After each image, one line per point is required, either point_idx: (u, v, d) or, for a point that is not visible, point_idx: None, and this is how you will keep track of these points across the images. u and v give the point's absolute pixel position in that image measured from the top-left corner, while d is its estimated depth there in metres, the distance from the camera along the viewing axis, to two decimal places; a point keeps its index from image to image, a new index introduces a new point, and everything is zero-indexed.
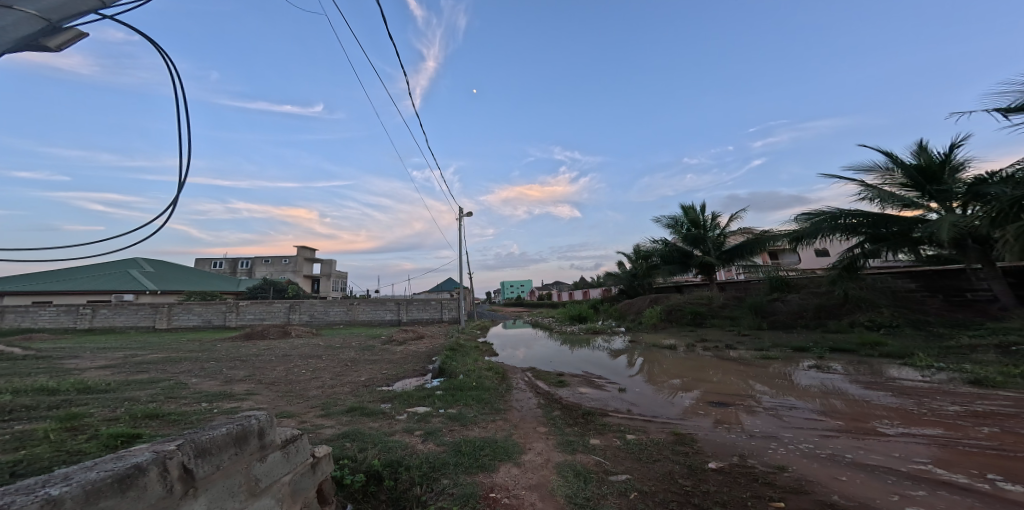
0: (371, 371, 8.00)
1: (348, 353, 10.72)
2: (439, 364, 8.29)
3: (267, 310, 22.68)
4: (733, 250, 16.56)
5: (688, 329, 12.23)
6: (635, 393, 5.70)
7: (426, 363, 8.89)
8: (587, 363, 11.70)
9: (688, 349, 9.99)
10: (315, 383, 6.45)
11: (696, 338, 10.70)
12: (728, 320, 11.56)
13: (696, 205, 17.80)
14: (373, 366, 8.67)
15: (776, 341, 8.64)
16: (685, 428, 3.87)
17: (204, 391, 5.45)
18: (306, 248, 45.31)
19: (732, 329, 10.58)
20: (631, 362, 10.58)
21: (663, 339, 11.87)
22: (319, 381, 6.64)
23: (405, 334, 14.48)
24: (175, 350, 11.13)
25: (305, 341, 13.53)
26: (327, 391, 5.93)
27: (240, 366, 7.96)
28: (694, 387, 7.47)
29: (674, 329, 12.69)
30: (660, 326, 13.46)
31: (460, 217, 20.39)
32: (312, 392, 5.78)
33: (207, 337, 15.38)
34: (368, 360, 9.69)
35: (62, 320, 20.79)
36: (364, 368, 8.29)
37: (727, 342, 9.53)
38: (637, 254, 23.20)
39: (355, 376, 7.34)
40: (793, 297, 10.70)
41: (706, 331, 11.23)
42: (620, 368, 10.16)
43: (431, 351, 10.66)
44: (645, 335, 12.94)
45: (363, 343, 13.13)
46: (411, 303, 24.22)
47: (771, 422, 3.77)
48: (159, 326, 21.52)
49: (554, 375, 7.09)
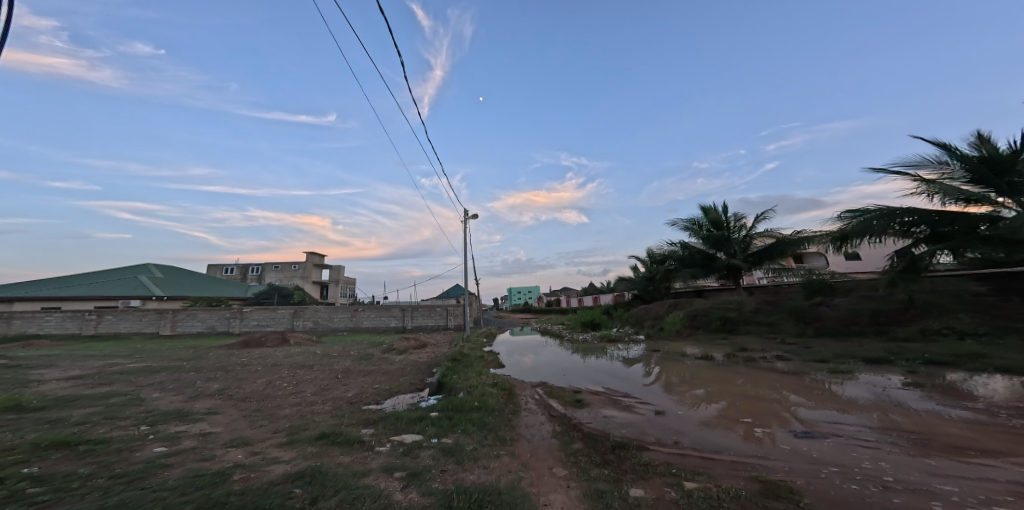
0: (362, 385, 7.09)
1: (342, 363, 9.88)
2: (438, 377, 7.34)
3: (271, 317, 22.18)
4: (760, 252, 15.31)
5: (717, 338, 11.01)
6: (674, 418, 4.66)
7: (424, 376, 7.96)
8: (600, 373, 10.49)
9: (722, 361, 8.82)
10: (292, 401, 5.56)
11: (729, 349, 9.51)
12: (763, 327, 10.37)
13: (719, 205, 16.68)
14: (366, 379, 7.78)
15: (829, 353, 7.46)
16: (769, 471, 2.83)
17: (157, 409, 4.61)
18: (315, 253, 45.36)
19: (769, 339, 9.38)
20: (652, 373, 9.40)
21: (688, 350, 10.70)
22: (299, 397, 5.76)
23: (407, 342, 13.60)
24: (162, 358, 10.47)
25: (301, 349, 12.78)
26: (302, 411, 5.03)
27: (219, 377, 7.16)
28: (720, 399, 6.66)
29: (699, 338, 11.48)
30: (683, 335, 12.28)
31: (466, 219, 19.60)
32: (283, 412, 4.88)
33: (203, 344, 14.75)
34: (362, 371, 8.81)
35: (67, 326, 20.59)
36: (355, 382, 7.39)
37: (768, 354, 8.35)
38: (652, 257, 22.05)
39: (342, 391, 6.45)
40: (841, 301, 9.46)
41: (738, 341, 10.05)
42: (639, 380, 9.01)
43: (432, 362, 9.74)
44: (667, 345, 11.76)
45: (361, 352, 12.31)
46: (417, 309, 23.45)
47: (900, 465, 2.68)
48: (162, 332, 21.20)
49: (570, 393, 6.09)
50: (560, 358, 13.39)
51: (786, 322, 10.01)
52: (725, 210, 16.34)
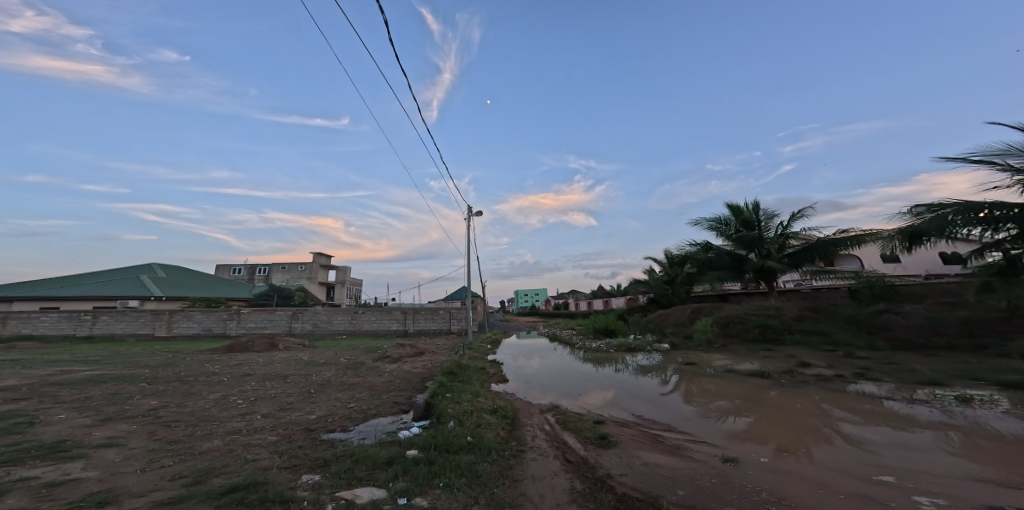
0: (334, 403, 5.83)
1: (325, 373, 8.69)
2: (428, 396, 6.06)
3: (269, 319, 21.29)
4: (797, 253, 13.72)
5: (758, 351, 9.52)
6: (752, 469, 3.29)
7: (413, 393, 6.71)
8: (617, 390, 8.93)
9: (774, 383, 7.35)
10: (231, 428, 4.31)
11: (778, 366, 8.05)
12: (817, 338, 8.85)
13: (750, 202, 15.16)
14: (345, 394, 6.54)
15: (923, 373, 6.00)
16: None
17: (32, 441, 3.41)
18: (321, 254, 44.79)
19: (830, 354, 7.89)
20: (686, 397, 7.86)
21: (725, 365, 9.21)
22: (244, 423, 4.52)
23: (403, 348, 12.39)
24: (130, 364, 9.42)
25: (287, 355, 11.66)
26: (232, 446, 3.75)
27: (167, 391, 6.00)
28: (746, 412, 6.36)
29: (737, 351, 9.96)
30: (715, 345, 10.79)
31: (470, 216, 18.36)
32: (206, 447, 3.61)
33: (188, 348, 13.77)
34: (343, 383, 7.58)
35: (62, 327, 20.03)
36: (328, 398, 6.14)
37: (834, 374, 6.88)
38: (670, 258, 20.53)
39: (306, 411, 5.20)
40: (914, 309, 7.92)
41: (787, 356, 8.55)
42: (671, 404, 7.49)
43: (426, 374, 8.48)
44: (697, 358, 10.28)
45: (351, 359, 11.13)
46: (419, 312, 22.30)
47: None
48: (158, 334, 20.50)
49: (593, 425, 4.78)
50: (569, 366, 12.09)
51: (845, 334, 8.49)
52: (757, 207, 14.82)
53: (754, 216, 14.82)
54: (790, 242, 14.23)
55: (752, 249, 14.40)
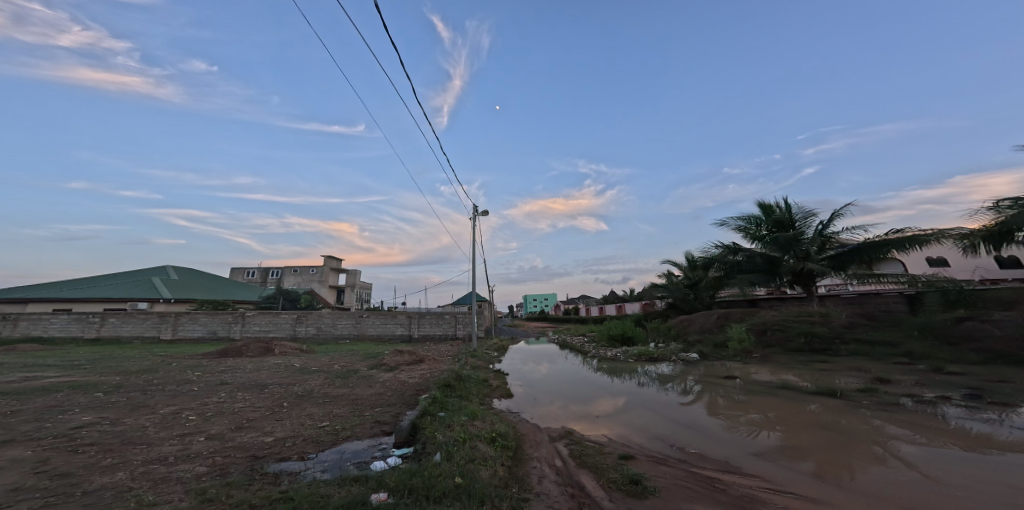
0: (301, 421, 4.85)
1: (309, 383, 7.79)
2: (414, 417, 5.08)
3: (274, 322, 20.86)
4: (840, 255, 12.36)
5: (810, 362, 8.21)
6: None
7: (399, 411, 5.72)
8: (643, 410, 7.61)
9: (850, 405, 6.00)
10: (154, 451, 3.33)
11: (847, 382, 6.73)
12: (884, 350, 7.56)
13: (782, 201, 13.96)
14: (320, 408, 5.59)
15: None
16: None
17: None
18: (332, 258, 44.82)
19: (911, 370, 6.58)
20: (733, 422, 6.49)
21: (773, 379, 7.88)
22: (176, 445, 3.56)
23: (402, 355, 11.50)
24: (107, 369, 8.74)
25: (277, 362, 10.86)
26: (135, 480, 2.76)
27: (119, 403, 5.16)
28: (778, 425, 5.89)
29: (783, 362, 8.65)
30: (753, 355, 9.50)
31: (476, 217, 17.56)
32: (98, 484, 2.64)
33: (183, 352, 13.21)
34: (325, 395, 6.63)
35: (71, 329, 19.97)
36: (296, 414, 5.16)
37: (936, 395, 5.55)
38: (691, 261, 19.22)
39: (263, 432, 4.24)
40: (1009, 315, 6.64)
41: (852, 371, 7.25)
42: (717, 431, 6.13)
43: (420, 387, 7.51)
44: (734, 371, 8.98)
45: (345, 367, 10.28)
46: (424, 316, 21.48)
47: None
48: (163, 337, 20.25)
49: (623, 460, 3.77)
50: (581, 376, 11.09)
51: (921, 346, 7.18)
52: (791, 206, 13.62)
53: (788, 216, 13.60)
54: (831, 244, 12.93)
55: (787, 251, 13.13)
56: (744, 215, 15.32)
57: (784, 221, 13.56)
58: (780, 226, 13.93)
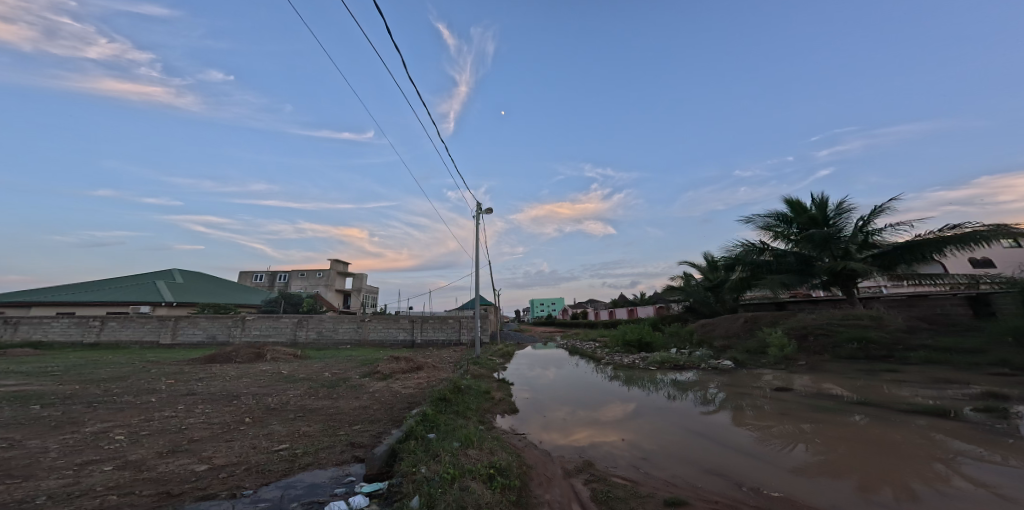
0: (250, 443, 3.95)
1: (289, 393, 6.90)
2: (390, 443, 4.16)
3: (274, 326, 20.22)
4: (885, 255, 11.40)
5: (875, 371, 7.09)
6: None
7: (378, 433, 4.77)
8: (678, 433, 6.37)
9: (966, 427, 4.87)
10: (20, 489, 2.46)
11: (944, 398, 5.62)
12: (967, 361, 6.50)
13: (815, 198, 13.05)
14: (282, 426, 4.68)
15: None
16: None
17: None
18: (338, 262, 44.45)
19: (1019, 384, 5.53)
20: (777, 441, 5.58)
21: (834, 392, 6.72)
22: (65, 479, 2.69)
23: (399, 362, 10.60)
24: (76, 376, 7.98)
25: (263, 369, 10.00)
26: None
27: (52, 419, 4.33)
28: (805, 439, 5.49)
29: (839, 372, 7.52)
30: (799, 364, 8.40)
31: (480, 215, 16.75)
32: None
33: (173, 357, 12.52)
34: (298, 409, 5.71)
35: (71, 333, 19.58)
36: (249, 434, 4.26)
37: None
38: (711, 261, 18.14)
39: (191, 459, 3.35)
40: None
41: (934, 383, 6.17)
42: (756, 450, 5.35)
43: (411, 401, 6.60)
44: (778, 381, 7.83)
45: (335, 375, 9.38)
46: (428, 321, 20.63)
47: None
48: (163, 341, 19.75)
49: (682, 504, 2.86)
50: (591, 383, 10.20)
51: (1015, 355, 6.12)
52: (825, 203, 12.73)
53: (822, 213, 12.69)
54: (871, 242, 11.92)
55: (823, 250, 12.17)
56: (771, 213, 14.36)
57: (818, 218, 12.64)
58: (812, 225, 12.99)
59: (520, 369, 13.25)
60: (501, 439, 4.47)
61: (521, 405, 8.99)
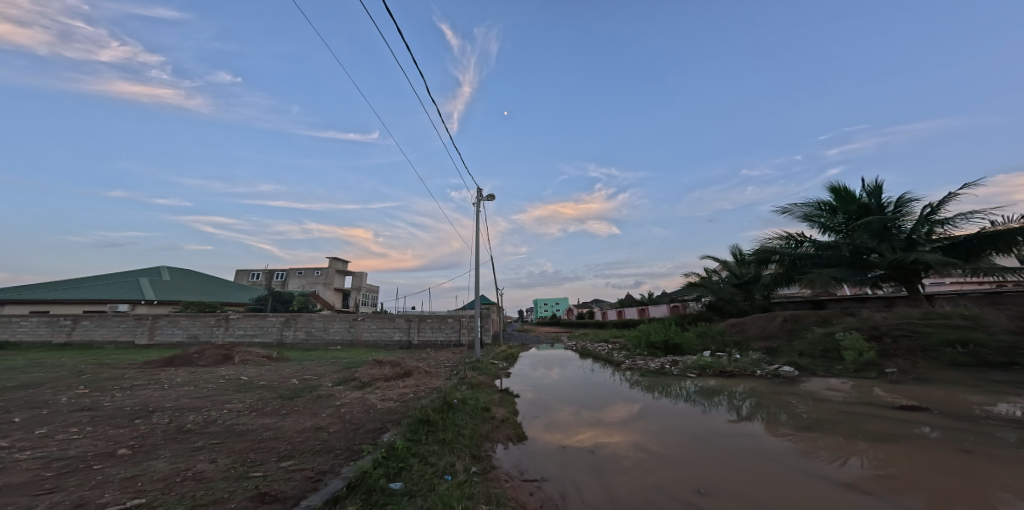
0: (75, 499, 2.40)
1: (225, 408, 5.20)
2: (314, 505, 2.49)
3: (260, 326, 18.75)
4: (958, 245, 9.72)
5: (1006, 385, 5.36)
6: None
7: (309, 480, 3.10)
8: (739, 459, 4.55)
9: None
10: None
11: None
12: None
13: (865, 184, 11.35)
14: (165, 464, 3.09)
15: None
16: None
17: None
18: (337, 260, 43.09)
19: None
20: (821, 448, 4.51)
21: (959, 409, 4.95)
22: None
23: (384, 367, 8.96)
24: None
25: (220, 375, 8.36)
26: None
27: None
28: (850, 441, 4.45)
29: (959, 384, 5.68)
30: (885, 373, 6.66)
31: (480, 201, 15.14)
32: None
33: (132, 359, 11.01)
34: (214, 435, 4.04)
35: (40, 333, 18.17)
36: (92, 480, 2.68)
37: None
38: (737, 255, 16.44)
39: None
40: None
41: None
42: (793, 459, 4.30)
43: (380, 427, 4.84)
44: (873, 393, 5.95)
45: (303, 382, 7.70)
46: (426, 320, 19.00)
47: None
48: (139, 342, 18.28)
49: None
50: (604, 387, 8.75)
51: None
52: (879, 189, 11.03)
53: (876, 201, 10.98)
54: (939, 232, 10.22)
55: (880, 241, 10.48)
56: (810, 202, 12.62)
57: (872, 206, 10.94)
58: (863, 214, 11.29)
59: (523, 369, 11.70)
60: (504, 504, 2.75)
61: (524, 406, 7.55)
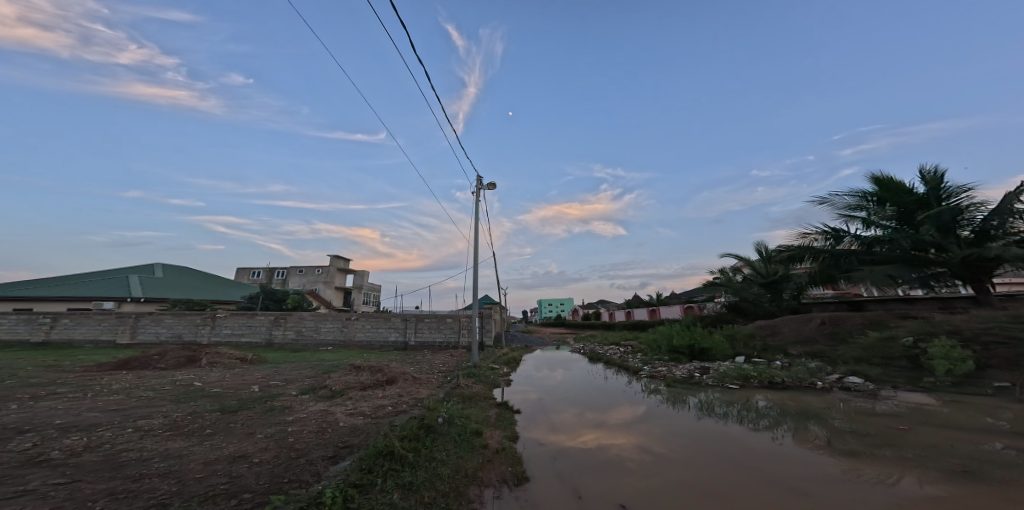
0: None
1: (129, 427, 3.89)
2: None
3: (247, 325, 17.67)
4: None
5: None
6: None
7: None
8: (846, 479, 3.10)
9: None
10: None
11: None
12: None
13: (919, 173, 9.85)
14: None
15: None
16: None
17: None
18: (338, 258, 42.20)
19: None
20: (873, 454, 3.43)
21: None
22: None
23: (363, 372, 7.69)
24: None
25: (171, 380, 7.15)
26: None
27: None
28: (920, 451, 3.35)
29: None
30: (986, 391, 5.19)
31: (481, 190, 13.85)
32: None
33: (92, 359, 9.94)
34: (69, 471, 2.72)
35: (19, 331, 17.29)
36: None
37: None
38: (761, 252, 14.96)
39: None
40: None
41: None
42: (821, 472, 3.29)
43: (328, 458, 3.49)
44: (996, 412, 4.47)
45: (262, 391, 6.42)
46: (424, 319, 17.76)
47: None
48: (121, 341, 17.30)
49: None
50: (613, 390, 7.44)
51: None
52: (937, 179, 9.55)
53: (934, 192, 9.51)
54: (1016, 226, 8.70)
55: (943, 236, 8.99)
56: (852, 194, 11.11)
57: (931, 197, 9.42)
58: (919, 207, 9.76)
59: (525, 369, 10.39)
60: None
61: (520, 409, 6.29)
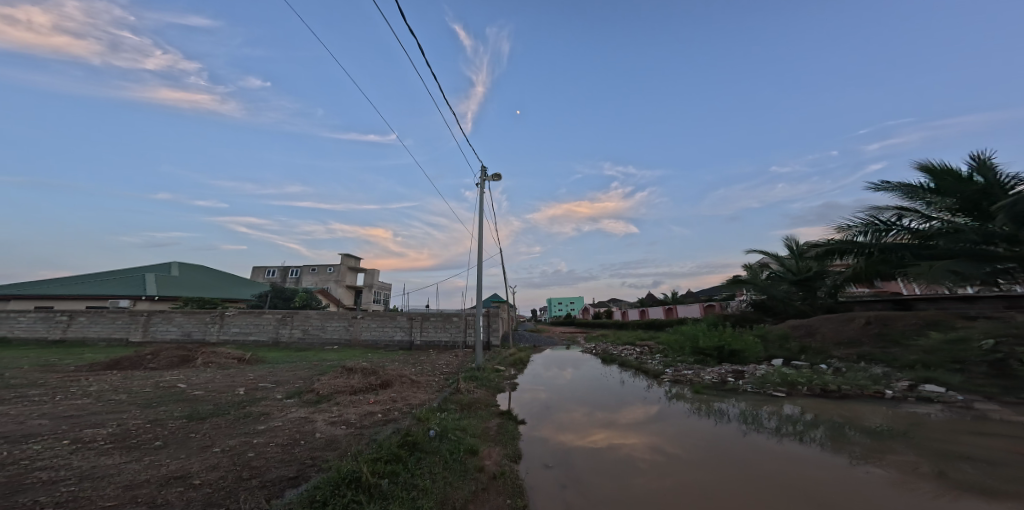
0: None
1: (68, 439, 3.33)
2: None
3: (255, 323, 17.49)
4: None
5: None
6: None
7: None
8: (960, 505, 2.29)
9: None
10: None
11: None
12: None
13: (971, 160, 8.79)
14: None
15: None
16: None
17: None
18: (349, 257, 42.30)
19: None
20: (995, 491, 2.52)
21: None
22: None
23: (358, 374, 7.08)
24: None
25: (156, 381, 6.68)
26: None
27: None
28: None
29: None
30: None
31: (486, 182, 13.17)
32: None
33: (90, 358, 9.68)
34: None
35: (36, 329, 17.52)
36: None
37: None
38: (791, 247, 13.84)
39: None
40: None
41: None
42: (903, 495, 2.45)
43: (285, 481, 2.83)
44: None
45: (247, 395, 5.86)
46: (430, 318, 17.22)
47: None
48: (132, 339, 17.33)
49: None
50: (628, 390, 6.64)
51: None
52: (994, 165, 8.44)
53: (995, 179, 8.38)
54: None
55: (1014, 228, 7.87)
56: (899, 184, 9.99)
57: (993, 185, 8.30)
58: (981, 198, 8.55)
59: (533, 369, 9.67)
60: None
61: (524, 411, 5.58)
